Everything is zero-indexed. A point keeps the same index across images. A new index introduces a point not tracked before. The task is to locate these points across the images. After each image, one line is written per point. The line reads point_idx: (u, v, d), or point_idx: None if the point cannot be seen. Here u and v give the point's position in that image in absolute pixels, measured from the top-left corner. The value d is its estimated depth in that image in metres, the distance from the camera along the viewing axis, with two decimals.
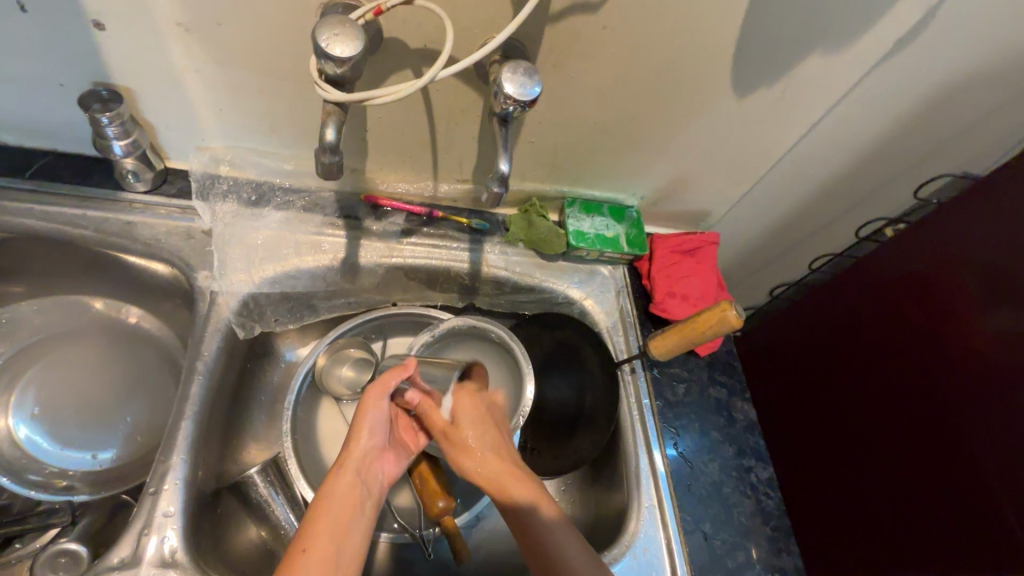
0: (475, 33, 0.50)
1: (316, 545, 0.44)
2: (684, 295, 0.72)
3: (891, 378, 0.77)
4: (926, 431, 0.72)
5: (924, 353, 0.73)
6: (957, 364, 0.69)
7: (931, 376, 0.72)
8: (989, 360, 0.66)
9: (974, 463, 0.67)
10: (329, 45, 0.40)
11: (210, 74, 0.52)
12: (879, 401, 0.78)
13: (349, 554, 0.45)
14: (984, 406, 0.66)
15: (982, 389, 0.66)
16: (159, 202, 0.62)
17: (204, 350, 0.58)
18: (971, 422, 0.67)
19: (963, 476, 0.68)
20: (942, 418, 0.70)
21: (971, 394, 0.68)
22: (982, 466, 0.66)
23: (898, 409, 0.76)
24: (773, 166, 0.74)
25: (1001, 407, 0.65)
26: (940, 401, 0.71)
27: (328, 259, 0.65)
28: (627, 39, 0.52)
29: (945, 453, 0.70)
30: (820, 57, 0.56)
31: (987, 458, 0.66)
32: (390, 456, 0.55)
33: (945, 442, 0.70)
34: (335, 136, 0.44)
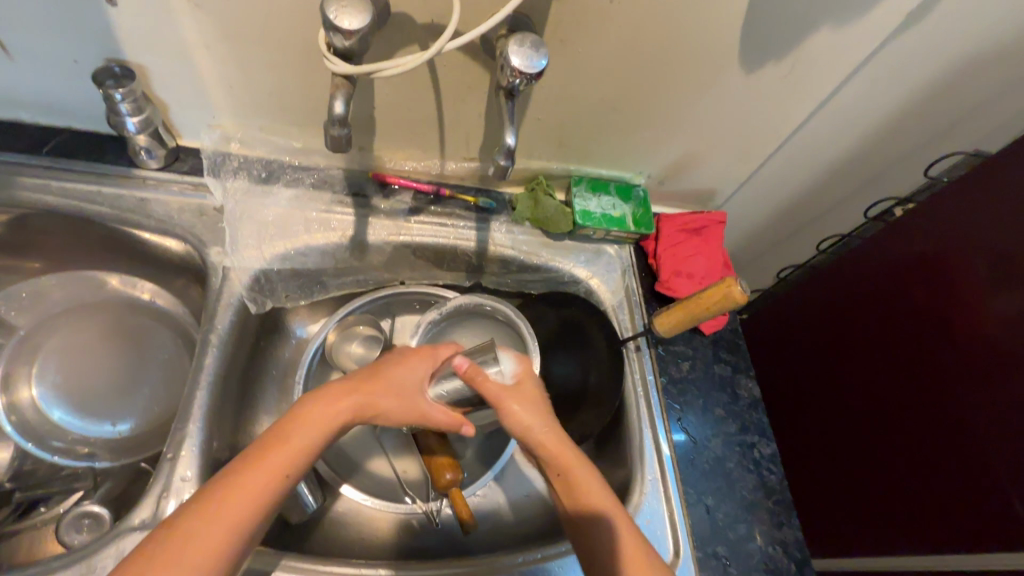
0: (481, 7, 0.50)
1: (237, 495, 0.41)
2: (690, 274, 0.72)
3: (899, 359, 0.77)
4: (935, 412, 0.72)
5: (930, 333, 0.73)
6: (963, 344, 0.69)
7: (938, 359, 0.72)
8: (994, 340, 0.66)
9: (982, 443, 0.67)
10: (338, 17, 0.40)
11: (219, 51, 0.52)
12: (889, 383, 0.79)
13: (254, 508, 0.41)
14: (989, 385, 0.67)
15: (990, 370, 0.66)
16: (172, 178, 0.63)
17: (218, 323, 0.59)
18: (980, 402, 0.68)
19: (970, 455, 0.69)
20: (951, 398, 0.71)
21: (978, 374, 0.68)
22: (990, 447, 0.67)
23: (907, 391, 0.76)
24: (781, 145, 0.73)
25: (1010, 386, 0.64)
26: (948, 382, 0.71)
27: (337, 236, 0.66)
28: (633, 14, 0.52)
29: (955, 435, 0.70)
30: (830, 31, 0.56)
31: (994, 438, 0.66)
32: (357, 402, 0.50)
33: (955, 423, 0.70)
34: (344, 109, 0.44)
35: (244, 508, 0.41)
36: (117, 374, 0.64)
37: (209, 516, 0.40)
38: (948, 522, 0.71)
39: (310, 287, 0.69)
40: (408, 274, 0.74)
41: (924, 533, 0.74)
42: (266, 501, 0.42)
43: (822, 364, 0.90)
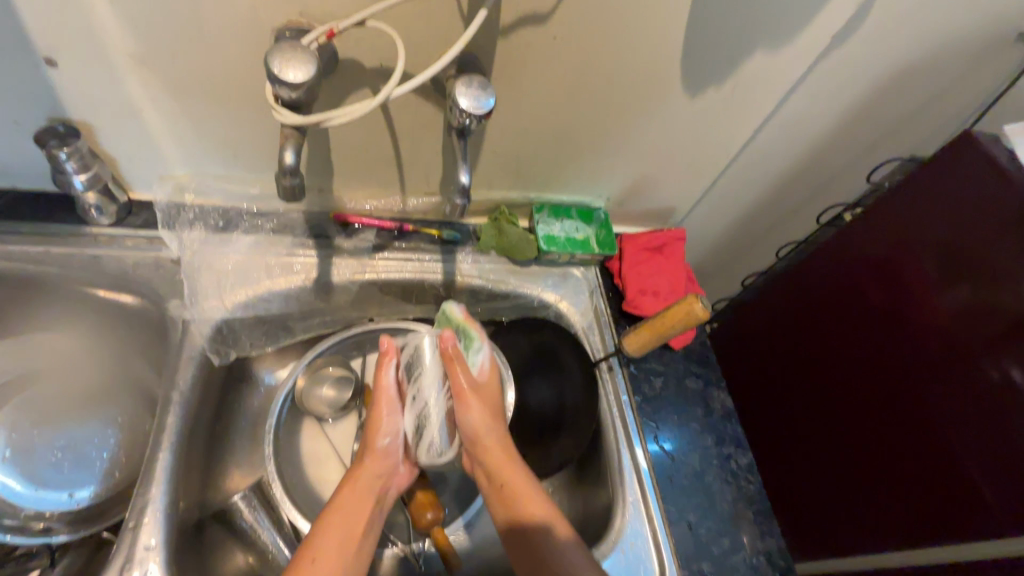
0: (429, 50, 0.51)
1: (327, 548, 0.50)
2: (655, 291, 0.73)
3: (863, 359, 0.80)
4: (903, 407, 0.74)
5: (889, 332, 0.76)
6: (920, 339, 0.72)
7: (897, 356, 0.75)
8: (949, 334, 0.69)
9: (949, 434, 0.69)
10: (282, 70, 0.40)
11: (169, 104, 0.53)
12: (855, 382, 0.81)
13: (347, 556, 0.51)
14: (947, 378, 0.69)
15: (952, 363, 0.69)
16: (126, 234, 0.61)
17: (180, 381, 0.57)
18: (943, 395, 0.70)
19: (935, 449, 0.71)
20: (916, 393, 0.73)
21: (942, 367, 0.70)
22: (953, 439, 0.69)
23: (873, 389, 0.78)
24: (732, 162, 0.76)
25: (974, 376, 0.67)
26: (912, 378, 0.73)
27: (300, 279, 0.65)
28: (575, 49, 0.54)
29: (922, 428, 0.72)
30: (765, 54, 0.59)
31: (960, 428, 0.68)
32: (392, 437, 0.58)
33: (921, 416, 0.72)
34: (294, 160, 0.43)
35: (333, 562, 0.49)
36: (75, 441, 0.61)
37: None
38: (922, 517, 0.73)
39: (275, 333, 0.67)
40: (376, 312, 0.74)
41: (897, 529, 0.76)
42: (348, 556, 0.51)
43: (789, 368, 0.92)
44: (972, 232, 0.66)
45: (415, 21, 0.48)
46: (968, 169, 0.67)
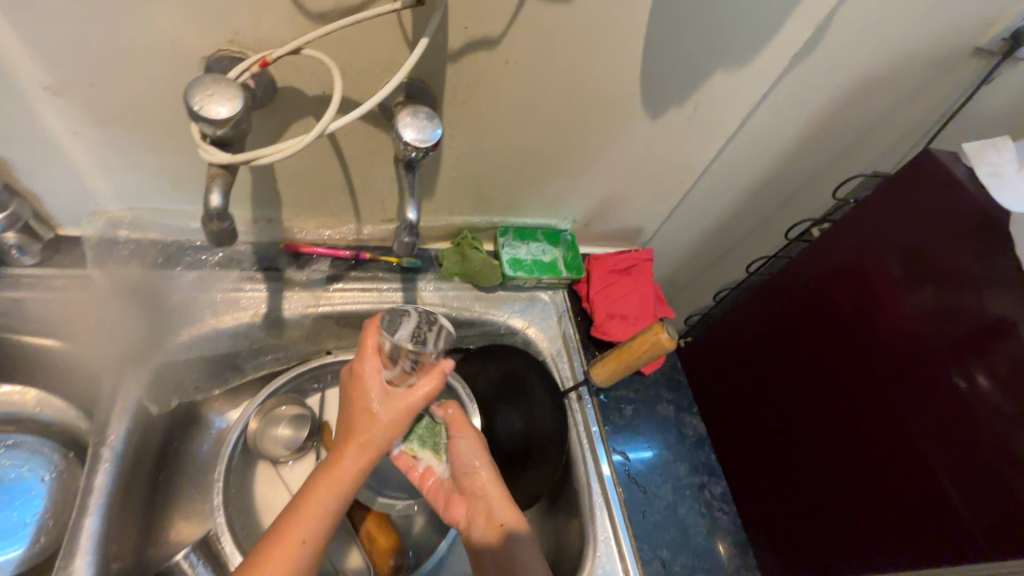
0: (375, 77, 0.48)
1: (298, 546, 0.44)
2: (623, 315, 0.71)
3: (833, 367, 0.78)
4: (875, 423, 0.72)
5: (859, 339, 0.75)
6: (888, 346, 0.71)
7: (866, 363, 0.74)
8: (916, 338, 0.68)
9: (921, 450, 0.66)
10: (204, 106, 0.37)
11: (93, 136, 0.49)
12: (826, 393, 0.79)
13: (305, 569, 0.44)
14: (916, 384, 0.67)
15: (919, 373, 0.67)
16: (53, 273, 0.56)
17: (113, 433, 0.53)
18: (914, 407, 0.68)
19: (906, 458, 0.68)
20: (886, 407, 0.71)
21: (909, 378, 0.68)
22: (923, 447, 0.66)
23: (844, 398, 0.76)
24: (698, 180, 0.75)
25: (942, 386, 0.65)
26: (882, 385, 0.71)
27: (249, 315, 0.61)
28: (529, 73, 0.51)
29: (894, 444, 0.69)
30: (725, 74, 0.57)
31: (930, 443, 0.66)
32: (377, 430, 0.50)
33: (892, 431, 0.70)
34: (222, 202, 0.39)
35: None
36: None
37: None
38: (894, 530, 0.69)
39: (224, 374, 0.64)
40: (334, 343, 0.70)
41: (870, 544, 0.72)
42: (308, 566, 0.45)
43: (763, 382, 0.91)
44: (936, 238, 0.66)
45: (356, 48, 0.45)
46: (925, 181, 0.68)
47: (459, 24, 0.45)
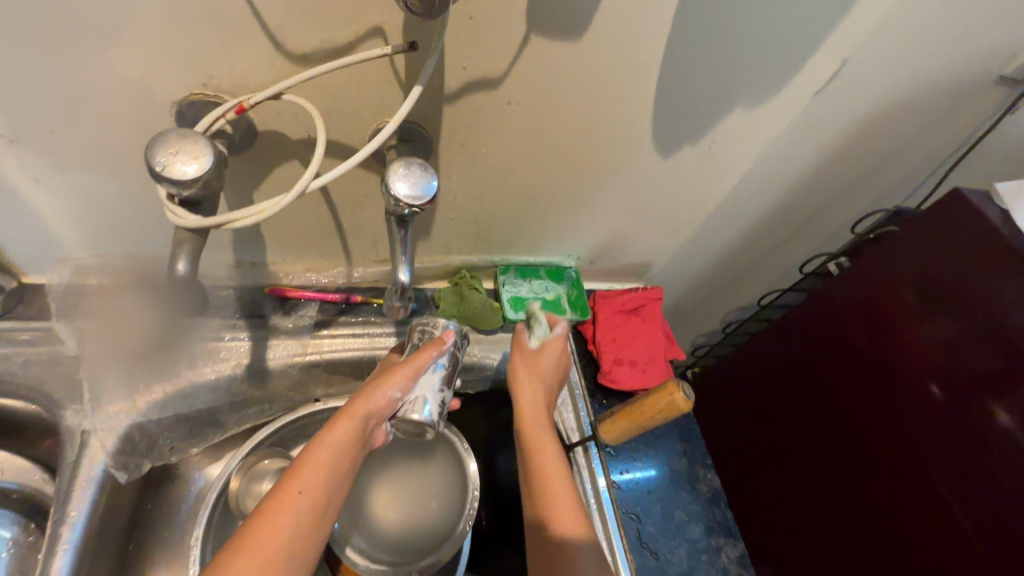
0: (364, 121, 0.44)
1: (293, 510, 0.41)
2: (632, 361, 0.67)
3: (846, 398, 0.75)
4: (891, 464, 0.68)
5: (871, 370, 0.72)
6: (902, 378, 0.67)
7: (880, 394, 0.70)
8: (931, 369, 0.64)
9: (942, 494, 0.63)
10: (166, 164, 0.33)
11: (55, 183, 0.45)
12: (838, 425, 0.76)
13: (289, 545, 0.40)
14: (932, 418, 0.64)
15: (936, 412, 0.64)
16: (13, 326, 0.52)
17: (73, 507, 0.47)
18: (931, 447, 0.64)
19: (924, 496, 0.64)
20: (902, 447, 0.67)
21: (926, 418, 0.64)
22: (942, 485, 0.63)
23: (857, 431, 0.73)
24: (711, 216, 0.71)
25: (962, 427, 0.61)
26: (896, 418, 0.68)
27: (230, 366, 0.56)
28: (531, 113, 0.48)
29: (912, 486, 0.66)
30: (742, 111, 0.53)
31: (951, 485, 0.62)
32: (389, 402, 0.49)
33: (908, 472, 0.66)
34: (188, 269, 0.35)
35: (267, 551, 0.39)
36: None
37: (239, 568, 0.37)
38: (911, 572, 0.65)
39: (202, 431, 0.59)
40: (322, 390, 0.64)
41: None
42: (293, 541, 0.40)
43: (774, 414, 0.87)
44: (954, 270, 0.63)
45: (343, 92, 0.41)
46: (940, 211, 0.65)
47: (456, 64, 0.41)
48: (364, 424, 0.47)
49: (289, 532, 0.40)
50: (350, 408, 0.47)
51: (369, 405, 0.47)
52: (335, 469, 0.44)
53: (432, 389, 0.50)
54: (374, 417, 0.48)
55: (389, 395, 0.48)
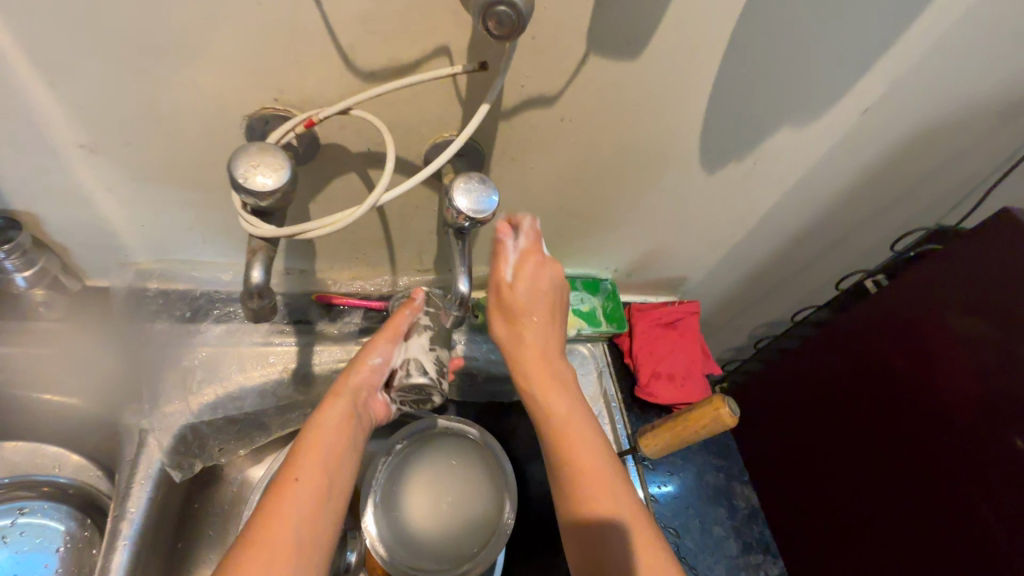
0: (422, 134, 0.45)
1: (303, 477, 0.40)
2: (670, 374, 0.67)
3: (880, 416, 0.74)
4: (929, 483, 0.67)
5: (907, 389, 0.71)
6: (941, 398, 0.67)
7: (915, 413, 0.69)
8: (973, 393, 0.63)
9: (981, 516, 0.62)
10: (247, 175, 0.34)
11: (126, 192, 0.47)
12: (872, 442, 0.75)
13: (304, 523, 0.39)
14: (974, 441, 0.63)
15: (978, 436, 0.63)
16: (75, 328, 0.54)
17: (132, 506, 0.49)
18: (969, 466, 0.63)
19: (964, 518, 0.64)
20: (939, 468, 0.66)
21: (967, 441, 0.64)
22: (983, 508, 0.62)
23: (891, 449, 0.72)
24: (750, 232, 0.71)
25: (1002, 451, 0.60)
26: (934, 439, 0.67)
27: (278, 371, 0.58)
28: (584, 129, 0.48)
29: (950, 508, 0.65)
30: (790, 130, 0.54)
31: (991, 508, 0.61)
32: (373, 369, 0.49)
33: (946, 493, 0.66)
34: (262, 277, 0.37)
35: (281, 528, 0.38)
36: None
37: (257, 551, 0.36)
38: None
39: (249, 432, 0.60)
40: None
41: None
42: (312, 517, 0.39)
43: (805, 430, 0.87)
44: (999, 293, 0.62)
45: (406, 107, 0.43)
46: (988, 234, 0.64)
47: (515, 82, 0.42)
48: (356, 399, 0.48)
49: (302, 512, 0.39)
50: (337, 386, 0.47)
51: (353, 377, 0.48)
52: (333, 448, 0.44)
53: (423, 351, 0.48)
54: (365, 390, 0.49)
55: (370, 364, 0.49)
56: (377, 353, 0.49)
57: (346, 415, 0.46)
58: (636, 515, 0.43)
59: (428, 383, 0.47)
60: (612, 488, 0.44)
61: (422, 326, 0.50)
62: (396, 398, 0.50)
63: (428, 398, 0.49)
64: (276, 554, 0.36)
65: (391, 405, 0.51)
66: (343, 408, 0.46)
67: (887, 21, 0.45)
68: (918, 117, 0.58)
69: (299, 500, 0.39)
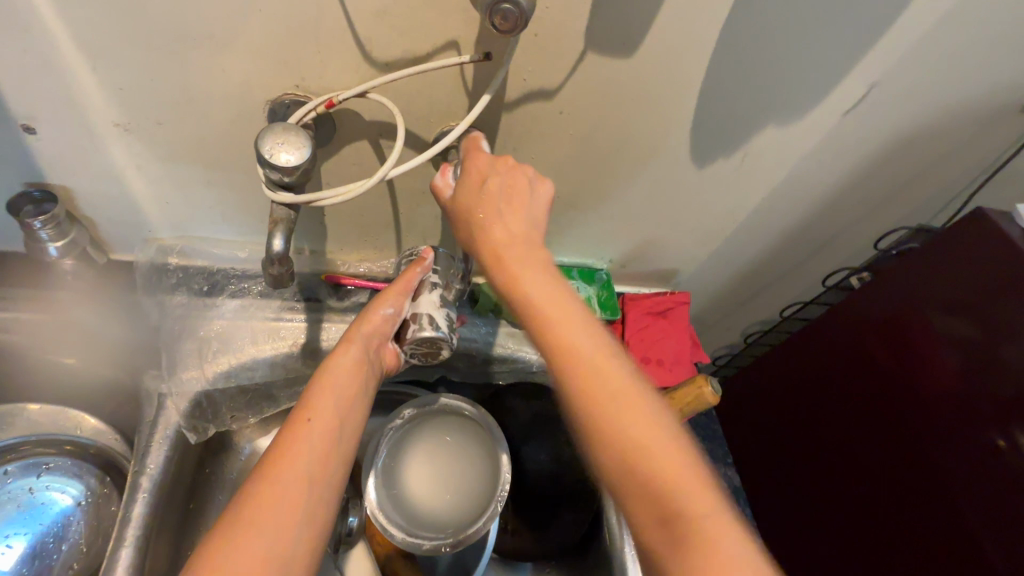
0: (431, 122, 0.49)
1: (317, 418, 0.44)
2: (659, 360, 0.70)
3: (867, 412, 0.77)
4: (912, 477, 0.70)
5: (894, 386, 0.74)
6: (927, 396, 0.69)
7: (903, 410, 0.72)
8: (956, 391, 0.66)
9: (961, 509, 0.65)
10: (273, 154, 0.38)
11: (154, 170, 0.50)
12: (859, 437, 0.78)
13: (314, 459, 0.42)
14: (955, 437, 0.66)
15: (964, 433, 0.65)
16: (101, 297, 0.58)
17: (150, 463, 0.54)
18: (951, 462, 0.66)
19: (943, 511, 0.67)
20: (925, 463, 0.69)
21: (951, 437, 0.67)
22: (962, 501, 0.65)
23: (877, 444, 0.75)
24: (739, 228, 0.74)
25: (986, 448, 0.63)
26: (920, 435, 0.70)
27: (287, 345, 0.60)
28: (581, 123, 0.52)
29: (932, 500, 0.68)
30: (775, 128, 0.57)
31: (971, 502, 0.64)
32: (381, 316, 0.52)
33: (929, 486, 0.69)
34: (283, 246, 0.42)
35: (294, 464, 0.41)
36: (28, 532, 0.55)
37: (271, 484, 0.40)
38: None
39: (258, 403, 0.64)
40: None
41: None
42: (322, 455, 0.43)
43: (793, 423, 0.90)
44: (980, 296, 0.65)
45: (417, 96, 0.46)
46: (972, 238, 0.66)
47: (518, 76, 0.46)
48: (367, 346, 0.51)
49: (313, 451, 0.42)
50: (349, 334, 0.51)
51: (365, 326, 0.51)
52: (341, 396, 0.47)
53: (435, 308, 0.53)
54: (376, 338, 0.52)
55: (382, 313, 0.52)
56: (381, 304, 0.52)
57: (353, 362, 0.49)
58: (693, 479, 0.37)
59: (440, 337, 0.53)
60: (647, 427, 0.38)
61: (432, 284, 0.54)
62: (407, 349, 0.54)
63: (438, 350, 0.54)
64: (289, 485, 0.40)
65: (401, 356, 0.55)
66: (352, 356, 0.49)
67: (863, 28, 0.49)
68: (897, 120, 0.62)
69: (310, 442, 0.43)
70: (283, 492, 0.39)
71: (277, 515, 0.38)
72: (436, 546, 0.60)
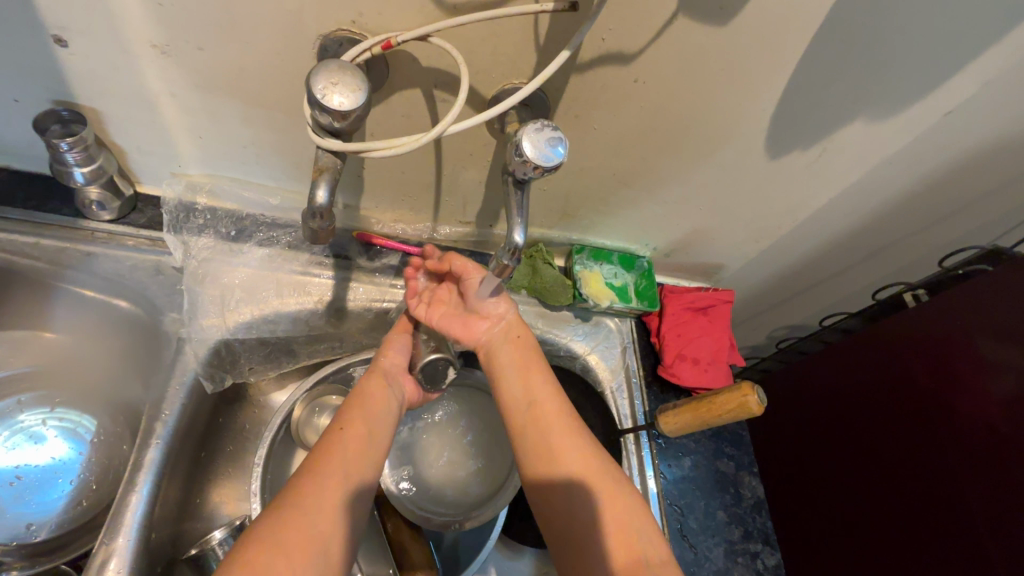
0: (492, 76, 0.44)
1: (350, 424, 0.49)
2: (695, 358, 0.67)
3: (888, 434, 0.74)
4: (928, 504, 0.67)
5: (923, 410, 0.70)
6: (959, 424, 0.66)
7: (927, 435, 0.69)
8: (994, 423, 0.62)
9: (981, 543, 0.62)
10: (325, 95, 0.34)
11: (188, 100, 0.47)
12: (875, 458, 0.75)
13: (349, 458, 0.47)
14: (985, 469, 0.63)
15: (989, 463, 0.62)
16: (126, 233, 0.55)
17: (167, 407, 0.53)
18: (975, 492, 0.63)
19: (958, 540, 0.64)
20: (944, 491, 0.66)
21: (971, 463, 0.64)
22: (981, 535, 0.62)
23: (892, 466, 0.72)
24: (797, 227, 0.69)
25: (1006, 477, 0.61)
26: (941, 463, 0.67)
27: (313, 301, 0.59)
28: (655, 94, 0.47)
29: (942, 529, 0.66)
30: (864, 123, 0.52)
31: (993, 538, 0.61)
32: (397, 347, 0.58)
33: (941, 514, 0.66)
34: (327, 198, 0.39)
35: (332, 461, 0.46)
36: (38, 465, 0.55)
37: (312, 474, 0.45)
38: None
39: (278, 357, 0.62)
40: None
41: None
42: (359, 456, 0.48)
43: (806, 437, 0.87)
44: None
45: (481, 44, 0.41)
46: None
47: (597, 35, 0.41)
48: (385, 372, 0.56)
49: (350, 454, 0.47)
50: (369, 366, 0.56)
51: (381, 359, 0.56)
52: (370, 407, 0.51)
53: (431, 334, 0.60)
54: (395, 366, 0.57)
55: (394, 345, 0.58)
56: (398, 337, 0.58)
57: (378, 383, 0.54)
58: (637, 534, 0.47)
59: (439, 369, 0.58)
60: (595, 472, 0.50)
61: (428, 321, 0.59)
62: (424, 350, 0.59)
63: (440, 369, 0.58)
64: (327, 478, 0.44)
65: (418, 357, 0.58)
66: (376, 378, 0.54)
67: (996, 16, 0.43)
68: (998, 127, 0.56)
69: (346, 448, 0.47)
70: (325, 481, 0.44)
71: (316, 505, 0.42)
72: (444, 521, 0.58)
